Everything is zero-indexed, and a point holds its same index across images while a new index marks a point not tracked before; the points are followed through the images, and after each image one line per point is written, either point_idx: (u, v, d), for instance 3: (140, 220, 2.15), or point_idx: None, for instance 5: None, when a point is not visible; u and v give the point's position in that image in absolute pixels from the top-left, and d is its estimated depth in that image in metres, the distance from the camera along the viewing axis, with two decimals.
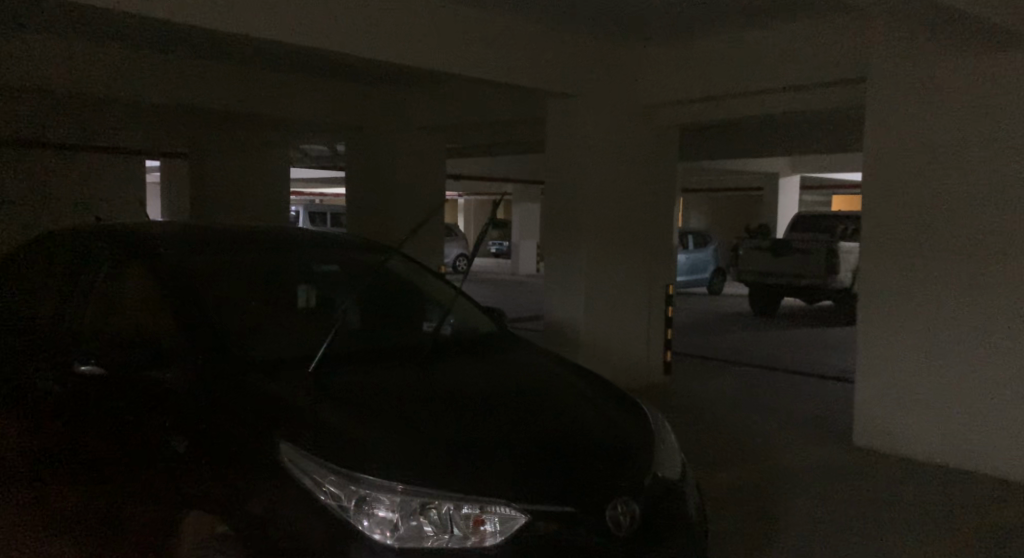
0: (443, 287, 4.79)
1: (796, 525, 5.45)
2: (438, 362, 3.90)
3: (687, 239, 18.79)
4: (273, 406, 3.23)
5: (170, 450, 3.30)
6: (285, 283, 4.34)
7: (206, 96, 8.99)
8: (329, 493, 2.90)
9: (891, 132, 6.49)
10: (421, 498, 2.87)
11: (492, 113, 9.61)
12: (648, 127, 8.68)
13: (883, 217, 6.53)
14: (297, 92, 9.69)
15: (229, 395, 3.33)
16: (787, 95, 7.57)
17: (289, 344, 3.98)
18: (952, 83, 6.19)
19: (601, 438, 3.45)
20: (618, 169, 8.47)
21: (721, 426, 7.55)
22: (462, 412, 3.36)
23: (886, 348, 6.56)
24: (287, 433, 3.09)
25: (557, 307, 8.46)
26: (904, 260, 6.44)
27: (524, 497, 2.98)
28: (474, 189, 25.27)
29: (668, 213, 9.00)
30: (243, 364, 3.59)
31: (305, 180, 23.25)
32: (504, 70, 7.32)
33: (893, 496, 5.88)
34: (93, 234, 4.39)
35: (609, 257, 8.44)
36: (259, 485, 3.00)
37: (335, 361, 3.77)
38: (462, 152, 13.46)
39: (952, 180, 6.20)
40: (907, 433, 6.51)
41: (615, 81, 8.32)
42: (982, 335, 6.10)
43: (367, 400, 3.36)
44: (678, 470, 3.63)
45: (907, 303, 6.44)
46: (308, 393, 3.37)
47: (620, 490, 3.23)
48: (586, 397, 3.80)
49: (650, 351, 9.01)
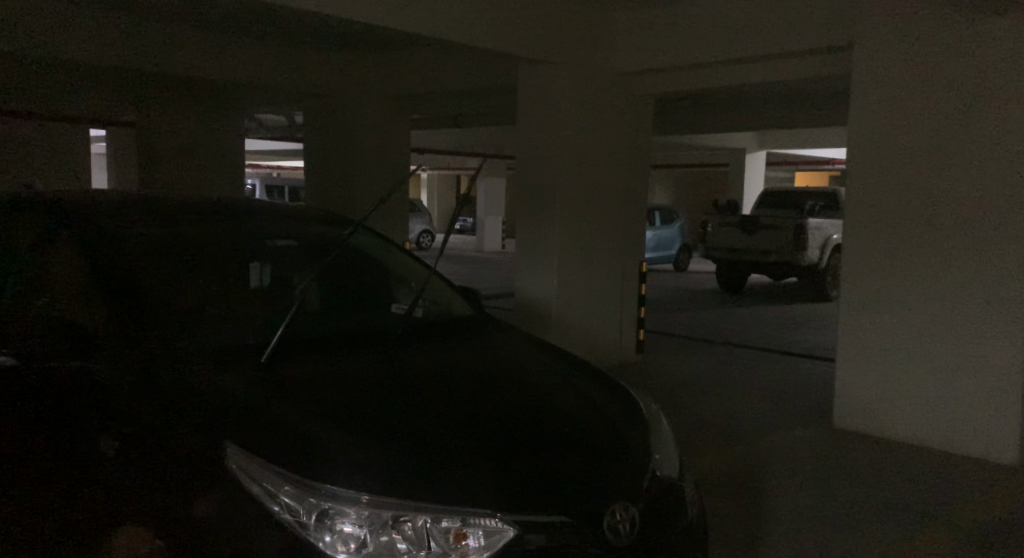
0: (416, 266, 4.38)
1: (782, 508, 5.15)
2: (408, 348, 3.52)
3: (654, 215, 18.55)
4: (218, 401, 2.83)
5: (98, 453, 2.91)
6: (236, 260, 3.91)
7: (149, 59, 8.48)
8: (284, 506, 2.50)
9: (879, 102, 6.13)
10: (393, 511, 2.48)
11: (458, 80, 9.16)
12: (621, 97, 8.27)
13: (868, 191, 6.21)
14: (249, 56, 9.18)
15: (170, 390, 2.92)
16: (767, 65, 7.21)
17: (243, 329, 3.57)
18: (942, 52, 5.85)
19: (593, 433, 3.10)
20: (591, 141, 8.06)
21: (698, 405, 7.27)
22: (437, 407, 2.98)
23: (869, 321, 6.25)
24: (232, 433, 2.67)
25: (527, 283, 8.10)
26: (894, 232, 6.11)
27: (511, 506, 2.62)
28: (437, 163, 24.79)
29: (640, 185, 8.63)
30: (184, 355, 3.17)
31: (261, 154, 22.63)
32: (466, 31, 6.84)
33: (881, 477, 5.62)
34: (19, 200, 3.92)
35: (580, 231, 8.06)
36: (202, 492, 2.61)
37: (290, 348, 3.36)
38: (426, 123, 13.00)
39: (943, 152, 5.88)
40: (889, 409, 6.23)
41: (587, 48, 7.89)
42: (972, 311, 5.83)
43: (327, 393, 2.97)
44: (676, 466, 3.30)
45: (893, 276, 6.12)
46: (261, 387, 2.96)
47: (618, 494, 2.89)
48: (575, 387, 3.44)
49: (624, 328, 8.70)
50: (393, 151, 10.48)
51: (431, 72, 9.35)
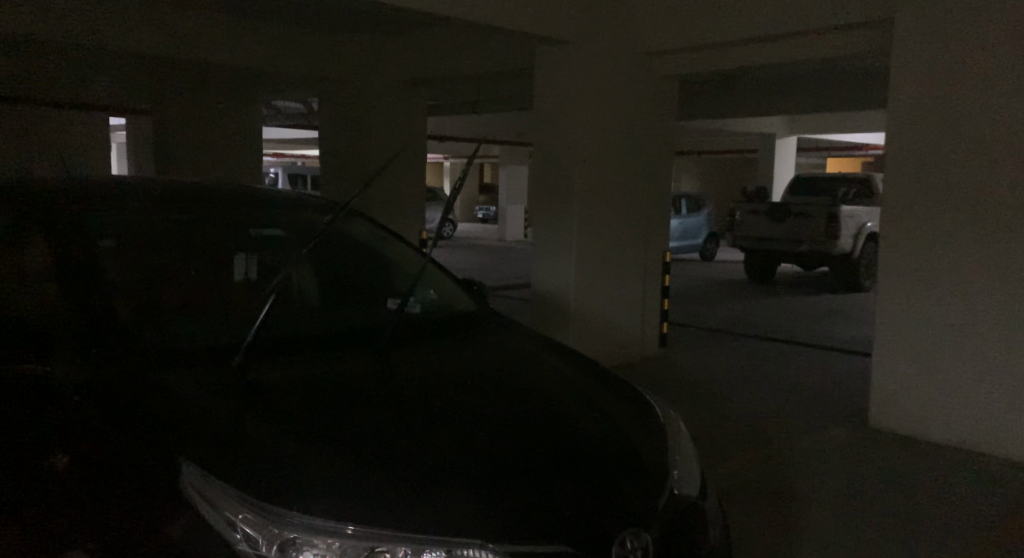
0: (413, 255, 4.10)
1: (817, 515, 4.80)
2: (401, 349, 3.22)
3: (679, 203, 18.11)
4: (181, 414, 2.55)
5: (44, 466, 2.63)
6: (220, 252, 3.65)
7: (158, 45, 8.23)
8: (245, 536, 2.20)
9: (919, 82, 5.69)
10: (369, 541, 2.20)
11: (475, 62, 8.82)
12: (644, 79, 7.89)
13: (907, 175, 5.78)
14: (264, 42, 8.92)
15: (131, 403, 2.63)
16: (800, 42, 6.80)
17: (222, 329, 3.29)
18: (989, 28, 5.40)
19: (602, 445, 2.78)
20: (612, 126, 7.69)
21: (725, 405, 6.92)
22: (426, 416, 2.68)
23: (906, 313, 5.84)
24: (195, 451, 2.39)
25: (545, 275, 7.76)
26: (934, 219, 5.69)
27: (504, 536, 2.31)
28: (461, 151, 24.49)
29: (663, 172, 8.26)
30: (149, 362, 2.88)
31: (281, 144, 22.48)
32: (481, 8, 6.48)
33: (921, 481, 5.24)
34: None
35: (601, 217, 7.70)
36: (160, 518, 2.32)
37: (270, 351, 3.07)
38: (445, 108, 12.68)
39: (991, 131, 5.44)
40: (927, 407, 5.82)
41: (610, 27, 7.51)
42: (1007, 300, 5.44)
43: (305, 401, 2.67)
44: (697, 483, 2.97)
45: (933, 267, 5.71)
46: (231, 396, 2.67)
47: (629, 517, 2.58)
48: (584, 392, 3.12)
49: (646, 320, 8.35)
50: (407, 137, 10.17)
51: (448, 55, 9.02)
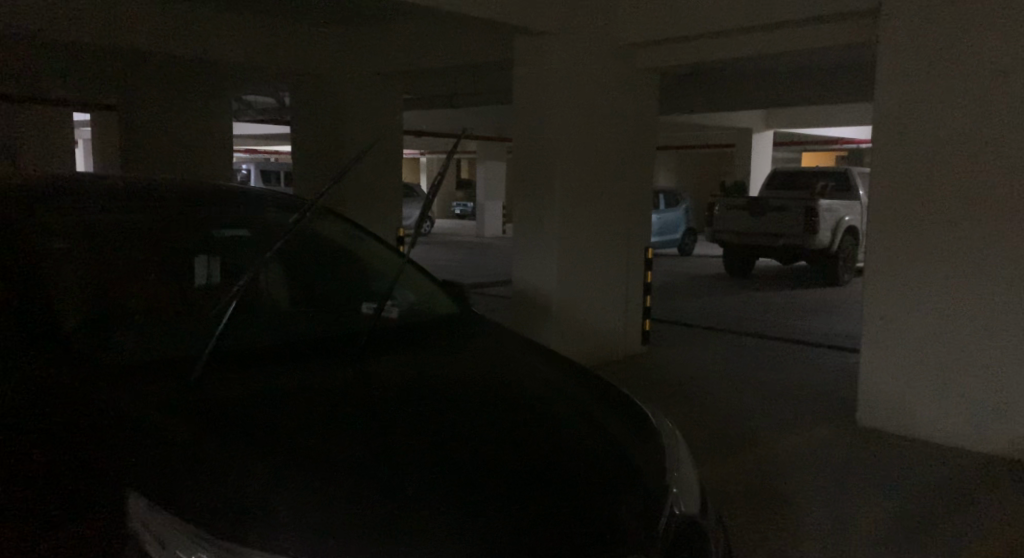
0: (390, 256, 3.87)
1: (811, 516, 4.62)
2: (378, 359, 2.99)
3: (658, 198, 17.97)
4: (132, 439, 2.31)
5: None
6: (177, 253, 3.39)
7: (120, 37, 7.91)
8: None
9: (907, 74, 5.50)
10: None
11: (450, 54, 8.56)
12: (623, 71, 7.69)
13: (895, 170, 5.59)
14: (234, 34, 8.63)
15: (78, 425, 2.38)
16: (783, 33, 6.61)
17: (182, 340, 3.05)
18: (979, 18, 5.23)
19: (594, 462, 2.58)
20: (590, 121, 7.47)
21: (711, 404, 6.73)
22: (404, 435, 2.46)
23: (897, 310, 5.65)
24: (149, 482, 2.16)
25: (525, 273, 7.56)
26: (924, 214, 5.51)
27: None
28: (436, 146, 24.16)
29: (644, 166, 8.06)
30: (99, 379, 2.64)
31: (253, 139, 22.04)
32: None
33: (916, 478, 5.09)
34: None
35: (580, 212, 7.48)
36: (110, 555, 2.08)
37: (234, 364, 2.84)
38: (420, 102, 12.42)
39: (981, 123, 5.28)
40: (918, 405, 5.66)
41: (588, 18, 7.28)
42: (998, 296, 5.30)
43: (271, 421, 2.44)
44: (696, 500, 2.78)
45: (924, 263, 5.53)
46: (189, 417, 2.43)
47: (625, 542, 2.38)
48: (574, 403, 2.91)
49: (628, 319, 8.18)
50: (379, 133, 9.90)
51: (423, 47, 8.76)
